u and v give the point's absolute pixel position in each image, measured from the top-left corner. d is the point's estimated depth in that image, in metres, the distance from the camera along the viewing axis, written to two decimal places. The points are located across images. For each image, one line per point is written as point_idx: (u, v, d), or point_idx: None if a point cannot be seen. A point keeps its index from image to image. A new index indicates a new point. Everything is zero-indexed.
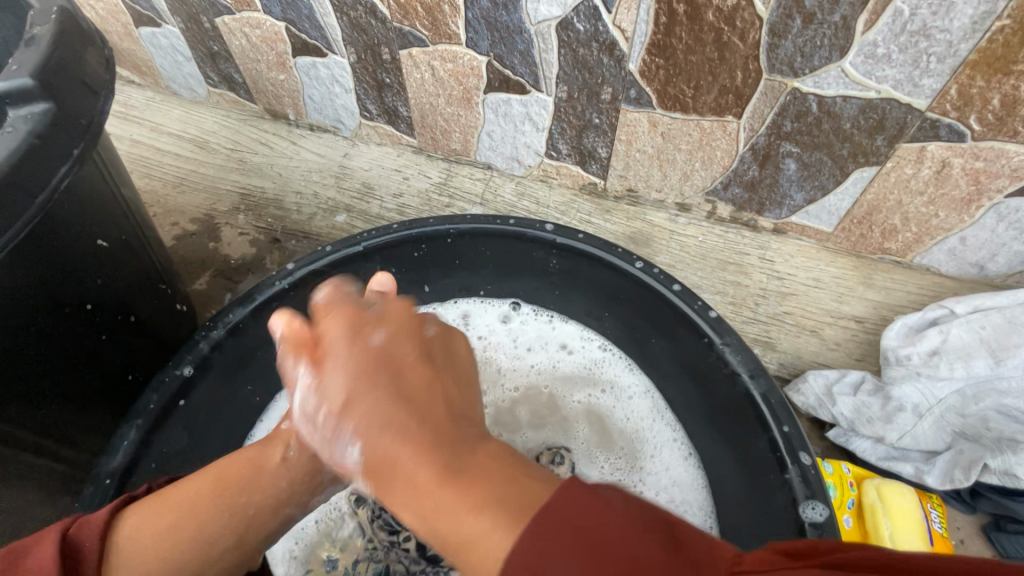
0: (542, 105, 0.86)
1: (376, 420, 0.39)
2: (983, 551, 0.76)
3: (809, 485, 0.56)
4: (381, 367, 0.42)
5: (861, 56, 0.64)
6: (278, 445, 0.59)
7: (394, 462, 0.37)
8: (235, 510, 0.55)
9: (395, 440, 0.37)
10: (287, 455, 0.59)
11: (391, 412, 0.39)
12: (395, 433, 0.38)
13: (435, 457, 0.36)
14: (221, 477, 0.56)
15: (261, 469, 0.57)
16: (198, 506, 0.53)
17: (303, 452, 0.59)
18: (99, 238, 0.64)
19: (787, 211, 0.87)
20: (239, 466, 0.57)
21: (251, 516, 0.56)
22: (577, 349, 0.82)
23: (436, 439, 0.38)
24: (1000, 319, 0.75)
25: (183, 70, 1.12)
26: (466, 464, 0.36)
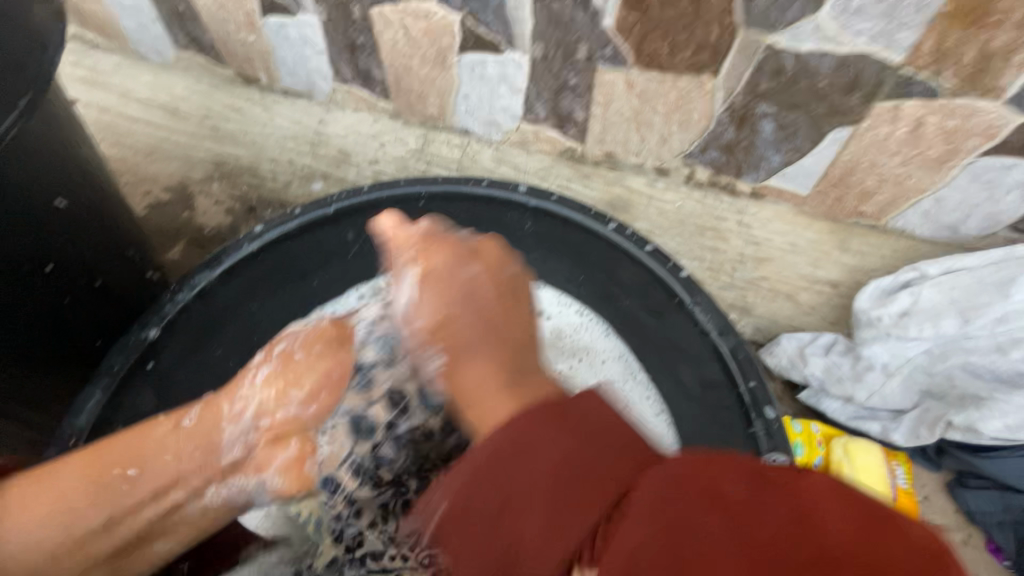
0: (517, 65, 0.84)
1: (468, 314, 0.51)
2: (947, 506, 0.79)
3: (772, 436, 0.62)
4: (468, 286, 0.54)
5: (836, 10, 0.63)
6: (172, 419, 0.57)
7: (454, 320, 0.51)
8: (110, 492, 0.53)
9: (460, 320, 0.51)
10: (184, 425, 0.57)
11: (479, 324, 0.50)
12: (475, 319, 0.51)
13: (501, 359, 0.47)
14: (94, 459, 0.54)
15: (147, 445, 0.56)
16: (67, 492, 0.52)
17: (201, 431, 0.57)
18: (55, 198, 0.63)
19: (763, 172, 0.86)
20: (119, 449, 0.55)
21: (132, 498, 0.54)
22: (552, 314, 0.76)
23: (510, 347, 0.48)
24: (970, 280, 0.76)
25: (150, 33, 1.07)
26: (533, 372, 0.46)
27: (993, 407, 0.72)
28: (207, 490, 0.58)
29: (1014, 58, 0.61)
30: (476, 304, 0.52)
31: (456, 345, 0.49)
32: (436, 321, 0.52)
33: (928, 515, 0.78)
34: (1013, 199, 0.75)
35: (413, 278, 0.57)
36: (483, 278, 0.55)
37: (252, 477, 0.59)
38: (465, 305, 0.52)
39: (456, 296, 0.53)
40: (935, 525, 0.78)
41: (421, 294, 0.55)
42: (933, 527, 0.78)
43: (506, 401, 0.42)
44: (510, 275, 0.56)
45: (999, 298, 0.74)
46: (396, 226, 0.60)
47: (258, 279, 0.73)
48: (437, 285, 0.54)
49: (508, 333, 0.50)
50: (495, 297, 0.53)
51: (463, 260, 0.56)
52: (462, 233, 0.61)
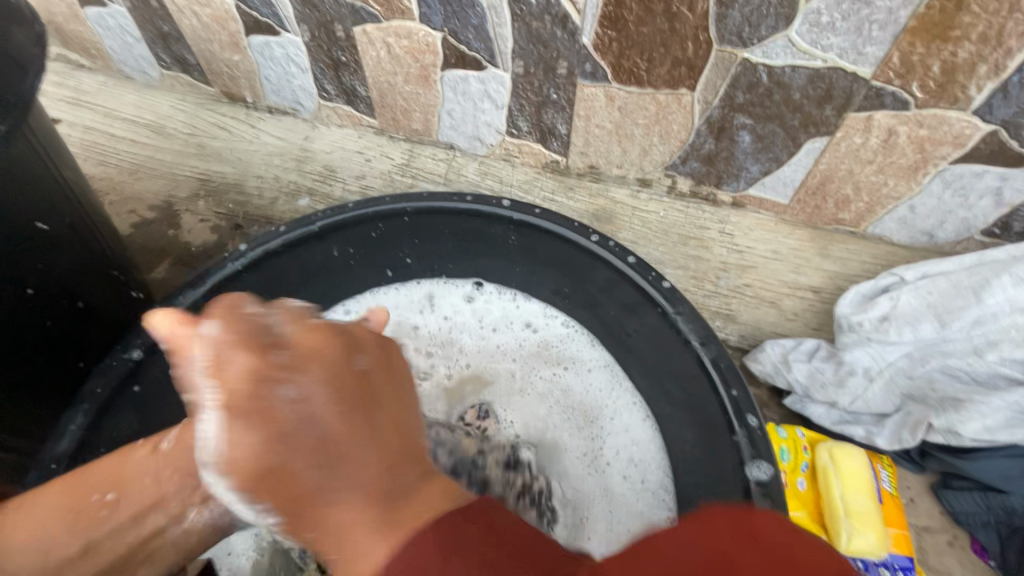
0: (500, 81, 0.85)
1: (307, 457, 0.35)
2: (932, 508, 0.80)
3: (754, 445, 0.61)
4: (300, 414, 0.35)
5: (806, 25, 0.65)
6: (147, 444, 0.56)
7: (295, 475, 0.35)
8: (88, 520, 0.52)
9: (294, 474, 0.35)
10: (162, 446, 0.56)
11: (320, 453, 0.36)
12: (318, 466, 0.35)
13: (375, 485, 0.36)
14: (73, 486, 0.53)
15: (125, 470, 0.54)
16: (40, 518, 0.51)
17: (181, 448, 0.55)
18: (36, 220, 0.63)
19: (744, 183, 0.87)
20: (98, 472, 0.54)
21: (113, 522, 0.53)
22: (540, 327, 0.81)
23: (387, 458, 0.37)
24: (947, 284, 0.78)
25: (134, 52, 1.07)
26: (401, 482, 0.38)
27: (973, 409, 0.73)
28: (188, 515, 0.57)
29: (979, 69, 0.63)
30: (317, 432, 0.36)
31: (302, 492, 0.35)
32: (254, 476, 0.35)
33: (913, 517, 0.80)
34: (985, 204, 0.77)
35: (214, 411, 0.35)
36: (318, 396, 0.36)
37: (239, 500, 0.59)
38: (297, 439, 0.35)
39: (274, 438, 0.35)
40: (920, 527, 0.79)
41: (223, 433, 0.35)
42: (918, 529, 0.79)
43: (370, 539, 0.35)
44: (357, 372, 0.39)
45: (974, 301, 0.76)
46: (220, 329, 0.37)
47: (253, 299, 0.75)
48: (244, 412, 0.35)
49: (369, 448, 0.37)
50: (343, 413, 0.37)
51: (278, 373, 0.36)
52: (280, 323, 0.39)
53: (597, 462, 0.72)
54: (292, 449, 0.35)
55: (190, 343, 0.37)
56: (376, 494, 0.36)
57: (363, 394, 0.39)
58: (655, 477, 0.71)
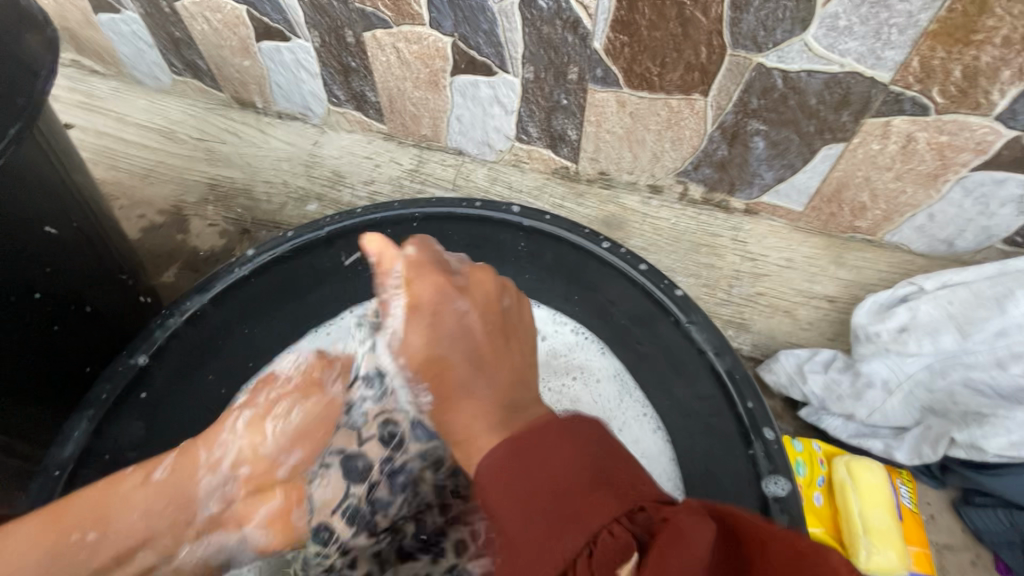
0: (509, 87, 0.84)
1: (460, 358, 0.51)
2: (953, 525, 0.78)
3: (772, 458, 0.61)
4: (461, 329, 0.53)
5: (823, 29, 0.63)
6: (142, 471, 0.56)
7: (449, 365, 0.51)
8: (69, 559, 0.52)
9: (455, 368, 0.50)
10: (154, 475, 0.56)
11: (473, 359, 0.51)
12: (468, 371, 0.50)
13: (502, 395, 0.48)
14: (55, 520, 0.52)
15: (113, 502, 0.54)
16: (24, 553, 0.50)
17: (174, 483, 0.56)
18: (46, 225, 0.63)
19: (757, 190, 0.86)
20: (85, 505, 0.53)
21: (95, 559, 0.53)
22: (547, 334, 0.76)
23: (507, 392, 0.48)
24: (967, 294, 0.75)
25: (146, 58, 1.07)
26: (507, 410, 0.46)
27: (996, 424, 0.71)
28: (179, 550, 0.58)
29: (1002, 75, 0.61)
30: (468, 343, 0.52)
31: (447, 391, 0.49)
32: (421, 364, 0.53)
33: (933, 534, 0.77)
34: (1007, 213, 0.75)
35: (405, 313, 0.56)
36: (475, 316, 0.54)
37: (233, 531, 0.60)
38: (456, 345, 0.52)
39: (442, 337, 0.53)
40: (941, 545, 0.77)
41: (406, 327, 0.56)
42: (939, 546, 0.77)
43: (495, 437, 0.43)
44: (502, 307, 0.56)
45: (997, 312, 0.73)
46: (417, 253, 0.59)
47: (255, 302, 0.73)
48: (427, 319, 0.55)
49: (500, 368, 0.50)
50: (489, 335, 0.53)
51: (455, 293, 0.56)
52: (459, 266, 0.60)
53: None
54: (462, 354, 0.51)
55: (394, 274, 0.58)
56: (508, 414, 0.45)
57: (505, 337, 0.54)
58: (670, 494, 0.66)
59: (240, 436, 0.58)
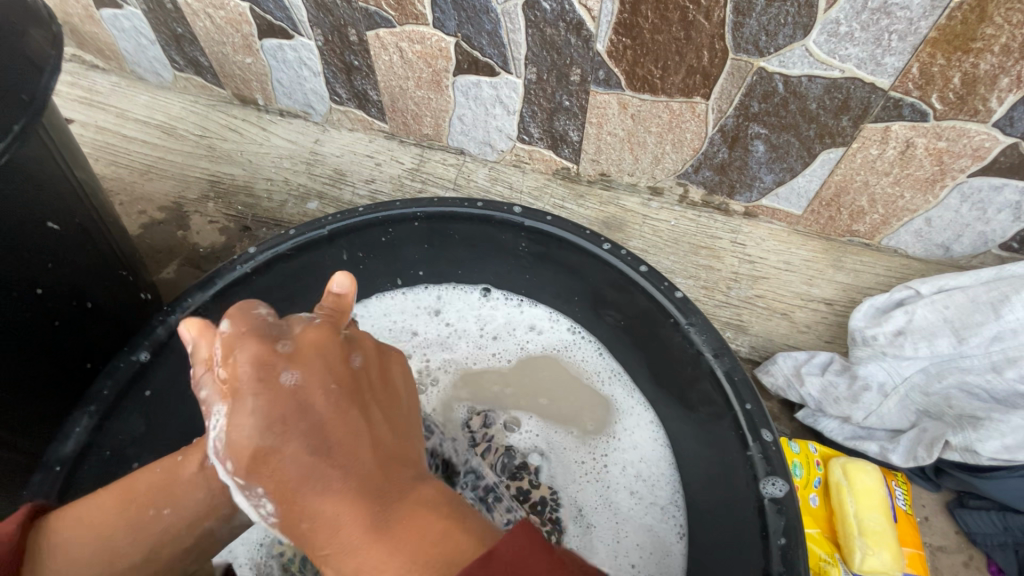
0: (511, 88, 0.85)
1: (299, 442, 0.39)
2: (946, 527, 0.78)
3: (768, 462, 0.59)
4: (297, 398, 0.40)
5: (824, 35, 0.64)
6: (196, 456, 0.52)
7: (280, 459, 0.39)
8: (141, 532, 0.50)
9: (288, 455, 0.39)
10: (208, 461, 0.51)
11: (306, 432, 0.39)
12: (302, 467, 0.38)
13: (360, 484, 0.39)
14: (125, 490, 0.51)
15: (177, 483, 0.51)
16: (99, 524, 0.50)
17: (234, 464, 0.52)
18: (47, 220, 0.63)
19: (757, 193, 0.87)
20: (150, 483, 0.52)
21: (165, 535, 0.51)
22: (544, 331, 0.83)
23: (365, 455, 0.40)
24: (963, 299, 0.77)
25: (148, 54, 1.08)
26: (348, 476, 0.38)
27: (991, 427, 0.71)
28: (243, 517, 0.54)
29: (1000, 82, 0.62)
30: (314, 424, 0.39)
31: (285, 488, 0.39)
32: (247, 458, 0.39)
33: (927, 536, 0.78)
34: (1004, 218, 0.76)
35: (225, 405, 0.40)
36: (316, 385, 0.41)
37: (294, 496, 0.56)
38: (293, 432, 0.39)
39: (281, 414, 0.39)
40: (935, 547, 0.77)
41: (232, 418, 0.40)
42: (932, 548, 0.77)
43: (380, 554, 0.36)
44: (350, 366, 0.43)
45: (992, 316, 0.74)
46: (233, 326, 0.43)
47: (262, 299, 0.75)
48: (252, 399, 0.40)
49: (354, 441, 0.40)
50: (342, 398, 0.41)
51: (284, 360, 0.41)
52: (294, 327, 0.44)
53: (603, 477, 0.73)
54: (283, 453, 0.39)
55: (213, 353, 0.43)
56: (357, 510, 0.37)
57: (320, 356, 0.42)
58: (665, 493, 0.72)
59: None
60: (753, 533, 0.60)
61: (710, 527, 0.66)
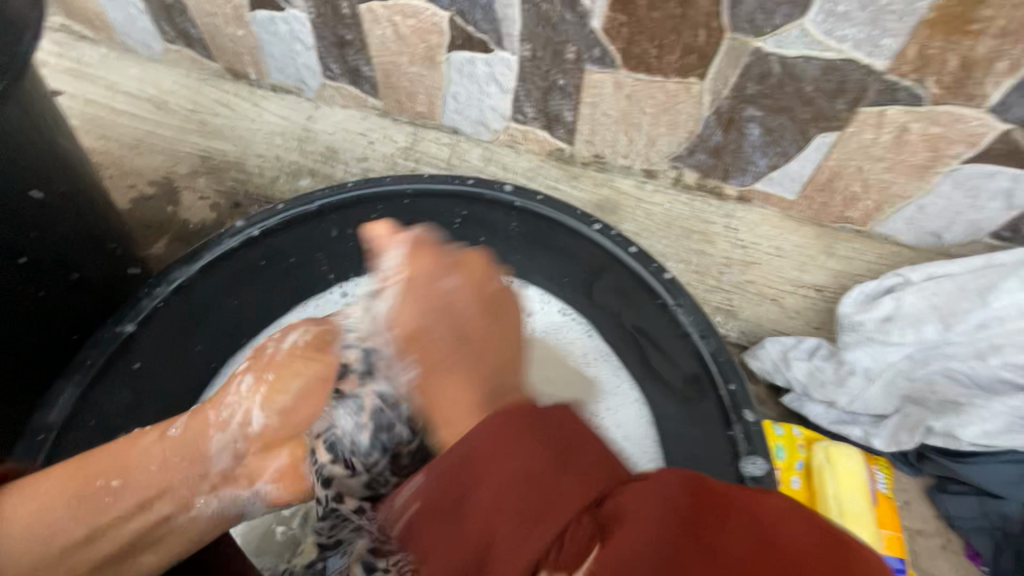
0: (506, 65, 0.83)
1: (444, 334, 0.47)
2: (926, 511, 0.80)
3: (750, 441, 0.62)
4: (449, 298, 0.50)
5: (822, 14, 0.63)
6: (159, 430, 0.60)
7: (428, 337, 0.47)
8: (90, 503, 0.54)
9: (437, 338, 0.47)
10: (168, 433, 0.59)
11: (455, 336, 0.47)
12: (452, 346, 0.46)
13: (479, 389, 0.43)
14: (78, 468, 0.55)
15: (134, 456, 0.57)
16: (47, 503, 0.53)
17: (186, 439, 0.59)
18: (31, 188, 0.62)
19: (751, 177, 0.86)
20: (106, 458, 0.57)
21: (119, 506, 0.55)
22: (535, 311, 0.80)
23: (489, 360, 0.45)
24: (952, 286, 0.77)
25: (137, 24, 1.05)
26: (493, 397, 0.42)
27: (973, 413, 0.73)
28: (194, 502, 0.59)
29: (997, 66, 0.61)
30: (455, 321, 0.48)
31: (432, 361, 0.45)
32: (408, 332, 0.49)
33: (907, 519, 0.80)
34: (996, 206, 0.76)
35: (393, 302, 0.54)
36: (460, 292, 0.51)
37: (243, 488, 0.61)
38: (443, 321, 0.48)
39: (430, 310, 0.50)
40: (914, 530, 0.79)
41: (398, 303, 0.53)
42: (911, 531, 0.79)
43: (478, 417, 0.40)
44: (493, 289, 0.53)
45: (980, 304, 0.74)
46: (415, 241, 0.57)
47: (247, 274, 0.74)
48: (416, 291, 0.52)
49: (482, 344, 0.46)
50: (478, 313, 0.49)
51: (445, 271, 0.53)
52: (394, 265, 0.56)
53: None
54: (456, 357, 0.45)
55: (388, 251, 0.57)
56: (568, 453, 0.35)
57: (479, 325, 0.48)
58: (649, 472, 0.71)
59: (247, 397, 0.61)
60: None
61: None
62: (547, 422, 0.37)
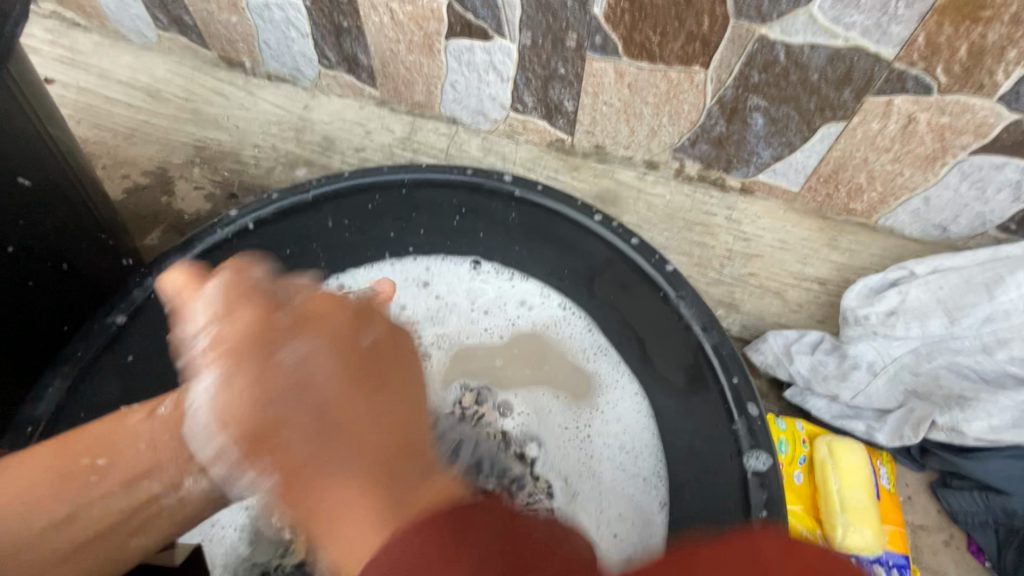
0: (505, 53, 0.82)
1: (304, 423, 0.43)
2: (928, 506, 0.79)
3: (754, 436, 0.60)
4: (303, 374, 0.45)
5: (830, 0, 0.61)
6: (147, 408, 0.56)
7: (290, 430, 0.43)
8: (75, 482, 0.52)
9: (295, 435, 0.42)
10: (159, 409, 0.55)
11: (319, 429, 0.42)
12: (312, 447, 0.42)
13: (366, 472, 0.40)
14: (63, 448, 0.53)
15: (123, 434, 0.55)
16: (30, 479, 0.51)
17: (176, 417, 0.55)
18: (19, 176, 0.60)
19: (754, 168, 0.84)
20: (87, 440, 0.54)
21: (100, 488, 0.53)
22: (534, 305, 0.81)
23: (376, 456, 0.41)
24: (958, 280, 0.75)
25: (129, 12, 1.03)
26: (387, 455, 0.42)
27: (979, 407, 0.73)
28: (183, 484, 0.55)
29: (1008, 54, 0.60)
30: (313, 402, 0.44)
31: (295, 472, 0.41)
32: (251, 432, 0.44)
33: (909, 514, 0.79)
34: (1003, 198, 0.75)
35: (216, 374, 0.46)
36: (315, 364, 0.46)
37: (235, 474, 0.57)
38: (296, 411, 0.43)
39: (275, 394, 0.44)
40: (916, 525, 0.79)
41: (219, 390, 0.46)
42: (913, 526, 0.79)
43: (360, 526, 0.37)
44: (362, 348, 0.49)
45: (986, 298, 0.73)
46: (232, 283, 0.50)
47: None
48: (252, 371, 0.45)
49: (360, 439, 0.42)
50: (341, 390, 0.45)
51: (286, 338, 0.47)
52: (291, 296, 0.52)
53: (586, 447, 0.73)
54: (341, 479, 0.40)
55: (192, 312, 0.49)
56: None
57: (316, 422, 0.43)
58: (647, 464, 0.71)
59: None
60: (734, 506, 0.61)
61: (688, 497, 0.67)
62: (465, 527, 0.34)
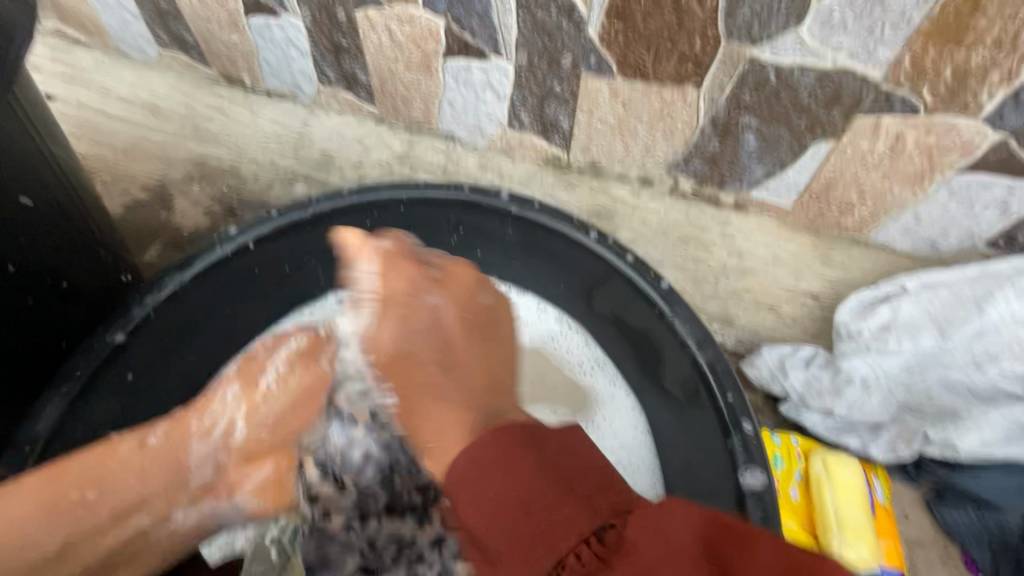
0: (502, 72, 0.83)
1: (430, 352, 0.56)
2: (924, 521, 0.80)
3: (749, 453, 0.61)
4: (439, 317, 0.59)
5: (818, 24, 0.63)
6: (137, 437, 0.59)
7: (419, 361, 0.55)
8: (64, 515, 0.53)
9: (423, 365, 0.54)
10: (150, 442, 0.59)
11: (440, 359, 0.55)
12: (443, 365, 0.54)
13: (469, 399, 0.51)
14: (58, 477, 0.54)
15: (111, 467, 0.56)
16: (19, 514, 0.51)
17: (166, 449, 0.59)
18: (21, 195, 0.61)
19: (745, 186, 0.87)
20: (79, 470, 0.55)
21: (94, 518, 0.55)
22: (530, 321, 0.81)
23: (477, 388, 0.53)
24: (948, 295, 0.77)
25: (131, 30, 1.04)
26: (474, 393, 0.52)
27: (969, 423, 0.74)
28: (172, 514, 0.61)
29: (991, 76, 0.62)
30: (441, 338, 0.57)
31: (417, 384, 0.53)
32: (389, 358, 0.57)
33: (905, 530, 0.79)
34: (990, 215, 0.76)
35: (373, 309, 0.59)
36: (452, 308, 0.60)
37: (222, 498, 0.64)
38: (423, 342, 0.56)
39: (411, 334, 0.57)
40: (912, 540, 0.79)
41: (376, 323, 0.59)
42: (909, 541, 0.79)
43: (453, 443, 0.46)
44: (482, 304, 0.63)
45: (976, 313, 0.75)
46: (391, 248, 0.63)
47: (241, 283, 0.73)
48: (400, 314, 0.58)
49: (469, 371, 0.54)
50: (464, 333, 0.58)
51: (430, 286, 0.61)
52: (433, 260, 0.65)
53: None
54: (441, 395, 0.51)
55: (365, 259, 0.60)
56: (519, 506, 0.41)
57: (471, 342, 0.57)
58: (644, 481, 0.71)
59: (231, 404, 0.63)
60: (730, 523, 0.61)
61: None
62: (548, 446, 0.46)
